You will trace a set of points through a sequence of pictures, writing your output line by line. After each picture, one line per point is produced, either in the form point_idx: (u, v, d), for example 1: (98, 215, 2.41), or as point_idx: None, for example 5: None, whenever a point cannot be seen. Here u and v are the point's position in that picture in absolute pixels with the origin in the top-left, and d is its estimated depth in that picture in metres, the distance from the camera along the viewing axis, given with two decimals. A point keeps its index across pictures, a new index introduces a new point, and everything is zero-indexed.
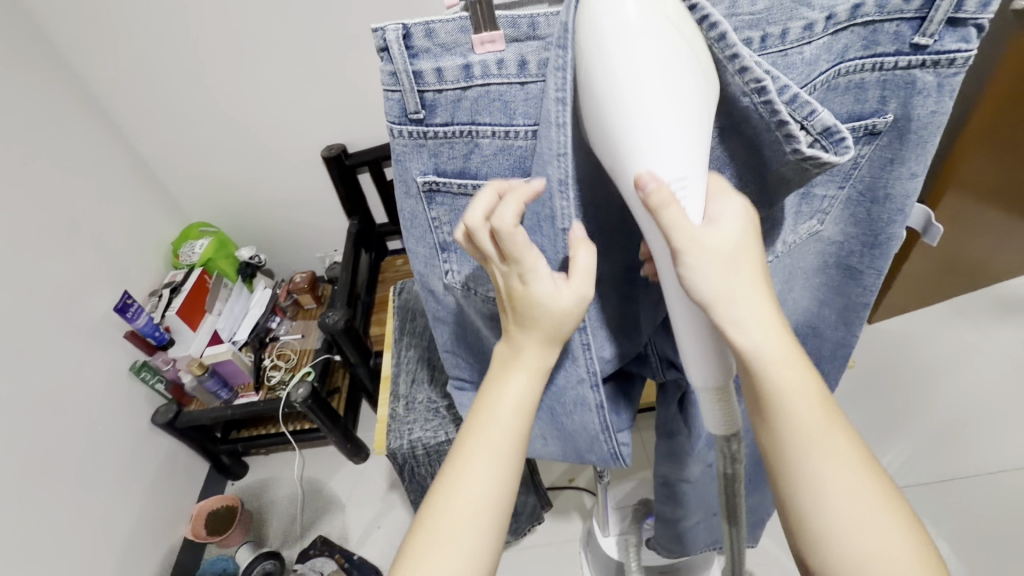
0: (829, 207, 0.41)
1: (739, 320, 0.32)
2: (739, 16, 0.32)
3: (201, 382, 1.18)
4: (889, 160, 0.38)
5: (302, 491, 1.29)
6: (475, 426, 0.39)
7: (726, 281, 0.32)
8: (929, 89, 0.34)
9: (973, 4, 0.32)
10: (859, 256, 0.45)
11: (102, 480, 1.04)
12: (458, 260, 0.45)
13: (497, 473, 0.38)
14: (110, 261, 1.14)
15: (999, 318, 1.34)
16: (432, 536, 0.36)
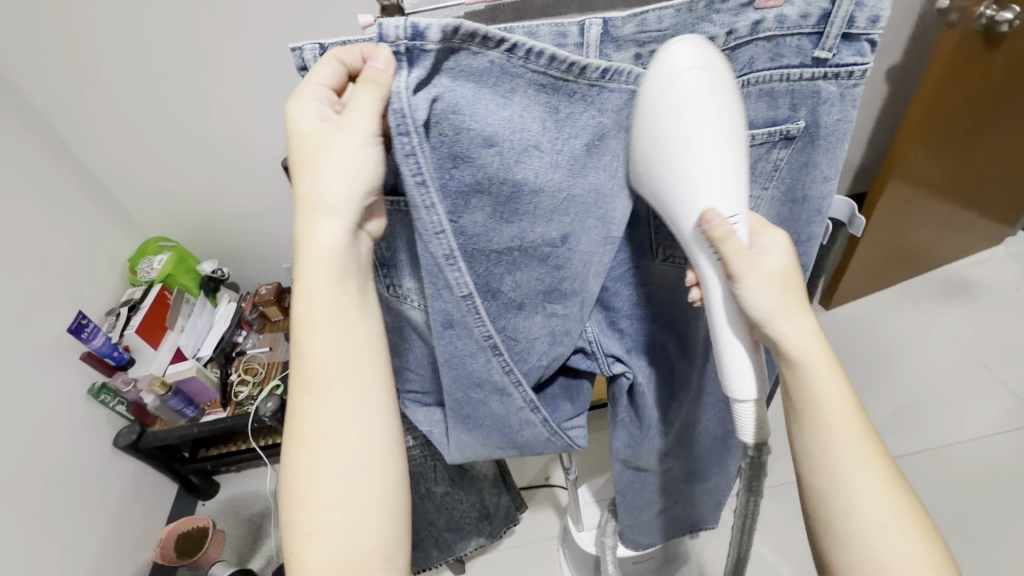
0: (757, 208, 0.43)
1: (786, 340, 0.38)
2: (647, 33, 0.34)
3: (165, 402, 1.15)
4: (804, 163, 0.40)
5: (276, 506, 1.27)
6: (305, 348, 0.40)
7: (773, 303, 0.37)
8: (833, 98, 0.37)
9: (863, 20, 0.34)
10: (785, 254, 0.47)
11: (63, 508, 1.00)
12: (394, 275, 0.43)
13: (334, 402, 0.40)
14: (61, 280, 1.10)
15: (943, 301, 1.42)
16: (305, 474, 0.39)
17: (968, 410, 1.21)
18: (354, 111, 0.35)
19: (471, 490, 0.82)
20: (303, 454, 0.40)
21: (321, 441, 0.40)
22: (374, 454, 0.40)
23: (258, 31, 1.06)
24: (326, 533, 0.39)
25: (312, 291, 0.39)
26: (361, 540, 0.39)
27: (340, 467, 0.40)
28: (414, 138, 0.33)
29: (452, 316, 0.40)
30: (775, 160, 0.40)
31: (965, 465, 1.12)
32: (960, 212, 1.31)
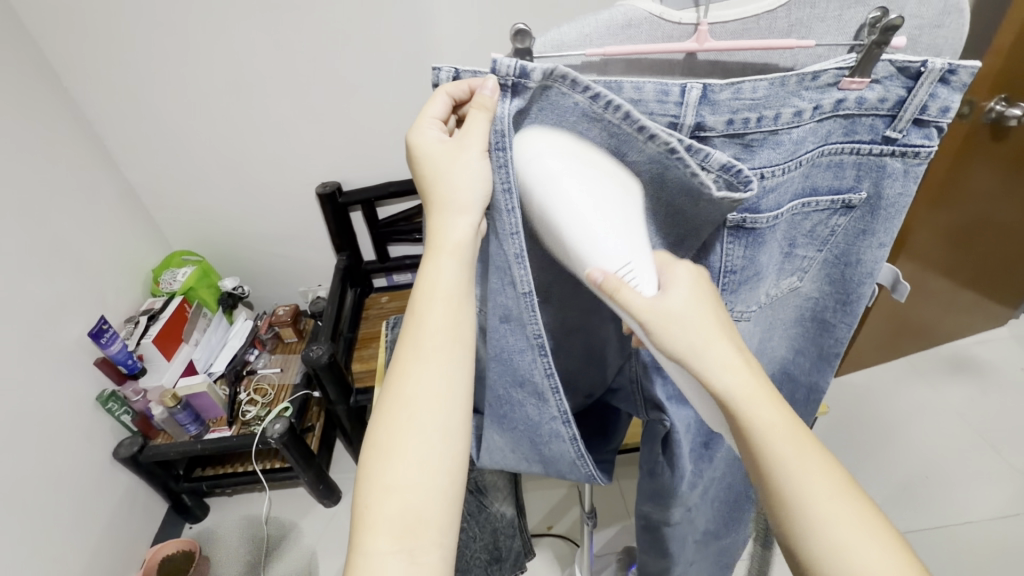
0: (809, 267, 0.46)
1: (707, 367, 0.37)
2: (741, 99, 0.36)
3: (172, 414, 1.13)
4: (861, 230, 0.44)
5: (268, 534, 1.23)
6: (410, 321, 0.41)
7: (689, 336, 0.37)
8: (897, 173, 0.40)
9: (934, 109, 0.38)
10: (832, 312, 0.50)
11: (57, 518, 0.97)
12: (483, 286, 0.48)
13: (439, 378, 0.39)
14: (88, 285, 1.11)
15: (948, 377, 1.44)
16: (389, 435, 0.38)
17: (976, 490, 1.20)
18: (470, 134, 0.39)
19: (486, 530, 0.80)
20: (392, 420, 0.39)
21: (413, 411, 0.39)
22: (454, 428, 0.39)
23: (312, 67, 1.13)
24: (403, 493, 0.37)
25: (432, 274, 0.41)
26: (431, 507, 0.37)
27: (426, 435, 0.38)
28: (506, 154, 0.37)
29: (511, 311, 0.43)
30: (833, 225, 0.44)
31: (976, 545, 1.10)
32: (964, 293, 1.36)
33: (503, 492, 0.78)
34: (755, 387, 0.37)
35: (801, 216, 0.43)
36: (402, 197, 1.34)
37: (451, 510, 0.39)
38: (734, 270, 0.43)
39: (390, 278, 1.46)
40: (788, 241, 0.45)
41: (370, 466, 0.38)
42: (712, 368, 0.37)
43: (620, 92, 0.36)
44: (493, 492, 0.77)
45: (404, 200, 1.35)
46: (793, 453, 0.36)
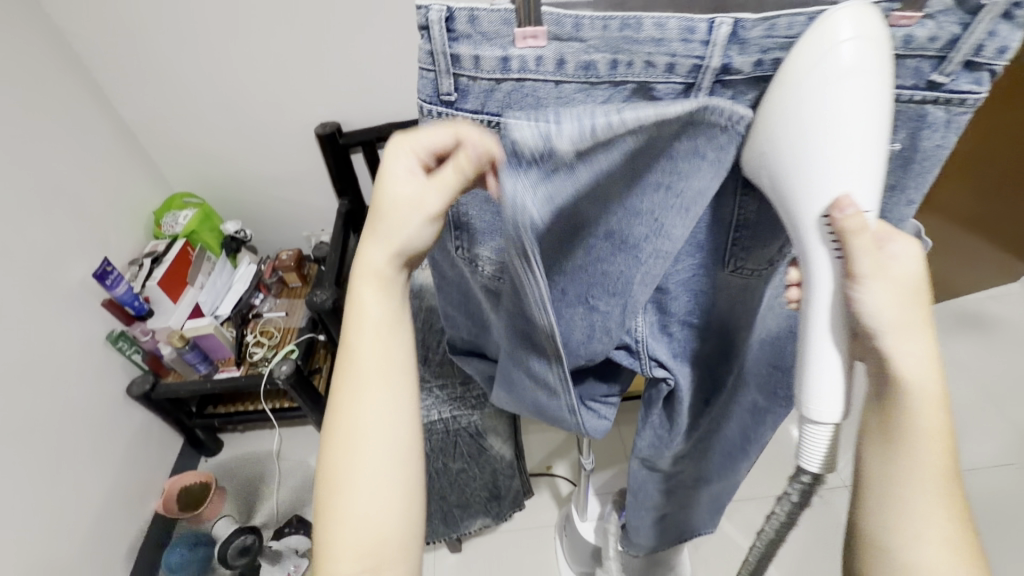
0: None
1: (907, 354, 0.35)
2: (774, 38, 0.33)
3: (181, 355, 1.15)
4: (890, 186, 0.42)
5: (278, 468, 1.29)
6: (352, 349, 0.42)
7: (892, 316, 0.34)
8: (938, 123, 0.37)
9: (990, 50, 0.33)
10: None
11: (77, 450, 1.02)
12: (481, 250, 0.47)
13: (386, 405, 0.40)
14: (89, 226, 1.10)
15: (954, 331, 1.43)
16: (343, 463, 0.39)
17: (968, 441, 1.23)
18: (442, 176, 0.37)
19: (486, 470, 0.83)
20: (342, 448, 0.40)
21: (366, 433, 0.39)
22: (404, 450, 0.41)
23: None
24: (359, 517, 0.38)
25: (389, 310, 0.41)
26: (388, 524, 0.39)
27: (379, 461, 0.39)
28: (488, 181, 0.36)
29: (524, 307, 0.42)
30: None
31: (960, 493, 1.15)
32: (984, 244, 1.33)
33: (503, 436, 0.80)
34: (938, 403, 0.35)
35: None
36: None
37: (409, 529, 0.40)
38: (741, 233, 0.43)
39: None
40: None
41: (330, 497, 0.39)
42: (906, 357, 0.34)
43: (638, 29, 0.33)
44: (492, 436, 0.79)
45: None
46: (934, 479, 0.36)
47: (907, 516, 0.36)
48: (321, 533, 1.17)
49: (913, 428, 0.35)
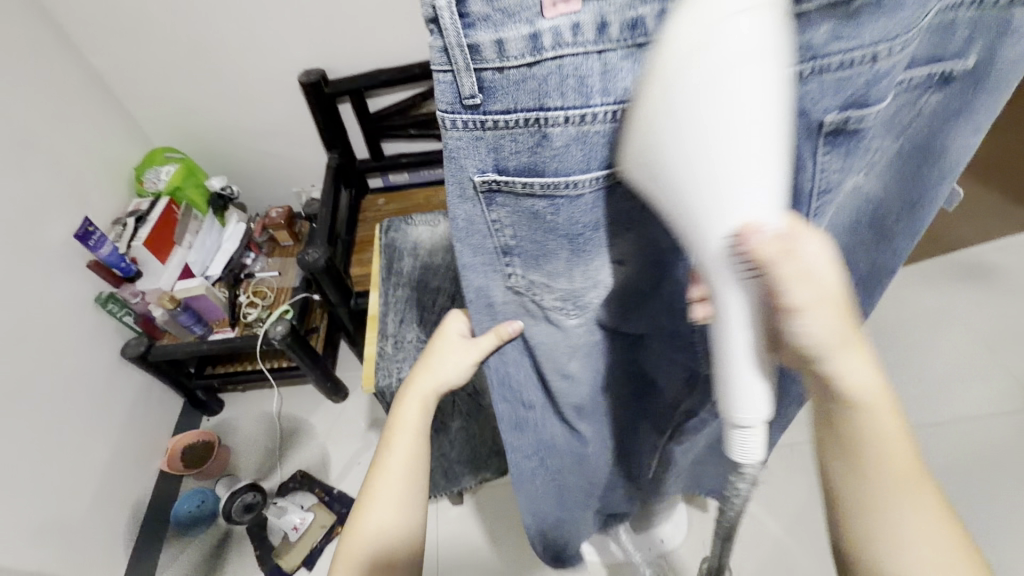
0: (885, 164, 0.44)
1: (843, 367, 0.32)
2: None
3: (174, 317, 1.13)
4: (957, 111, 0.42)
5: (280, 427, 1.30)
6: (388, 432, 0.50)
7: (826, 326, 0.31)
8: (1015, 33, 0.37)
9: None
10: (893, 218, 0.49)
11: (76, 412, 1.02)
12: (522, 266, 0.42)
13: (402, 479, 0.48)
14: (67, 184, 1.05)
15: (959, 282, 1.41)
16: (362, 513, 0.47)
17: (966, 392, 1.24)
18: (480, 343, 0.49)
19: (487, 427, 0.82)
20: (362, 505, 0.47)
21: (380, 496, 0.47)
22: (407, 513, 0.47)
23: None
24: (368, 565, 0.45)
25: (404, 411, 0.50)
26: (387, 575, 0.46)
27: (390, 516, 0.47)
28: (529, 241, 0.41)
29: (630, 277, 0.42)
30: (921, 110, 0.41)
31: (956, 442, 1.16)
32: None
33: None
34: (881, 403, 0.34)
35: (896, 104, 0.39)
36: (394, 86, 1.22)
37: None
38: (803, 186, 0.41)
39: (386, 179, 1.39)
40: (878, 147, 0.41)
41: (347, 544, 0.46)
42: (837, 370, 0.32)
43: None
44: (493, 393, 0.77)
45: (397, 89, 1.23)
46: (891, 481, 0.34)
47: (886, 527, 0.34)
48: (326, 488, 1.20)
49: (851, 430, 0.34)
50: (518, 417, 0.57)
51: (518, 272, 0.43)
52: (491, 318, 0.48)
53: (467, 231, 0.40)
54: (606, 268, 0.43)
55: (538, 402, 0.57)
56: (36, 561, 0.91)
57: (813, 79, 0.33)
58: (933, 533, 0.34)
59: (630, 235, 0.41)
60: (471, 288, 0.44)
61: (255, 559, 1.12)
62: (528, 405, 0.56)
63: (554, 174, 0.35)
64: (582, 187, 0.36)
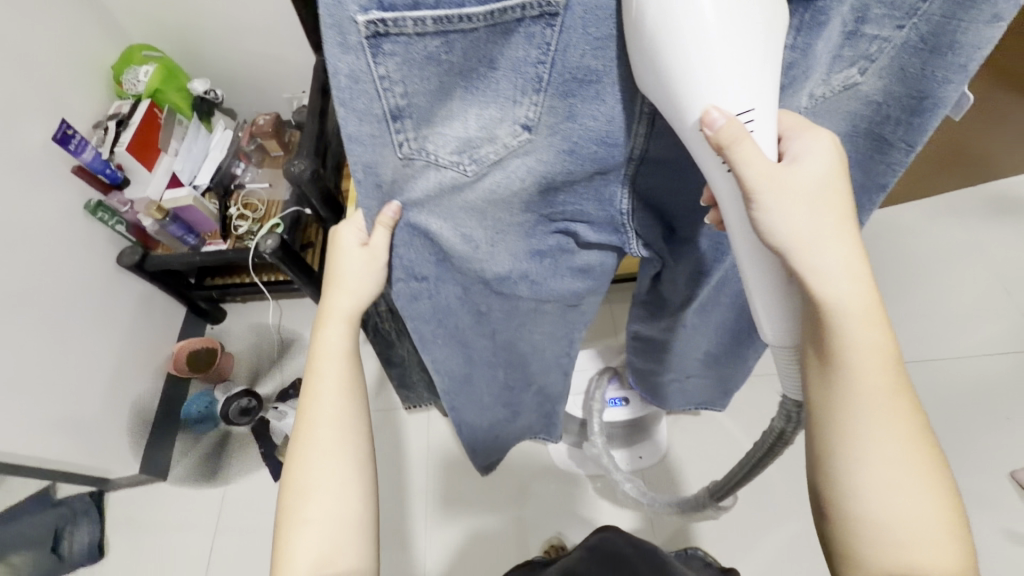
0: (878, 51, 0.40)
1: (820, 268, 0.36)
2: None
3: (164, 227, 1.13)
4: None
5: (280, 338, 1.34)
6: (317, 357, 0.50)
7: (807, 226, 0.36)
8: None
9: None
10: (895, 127, 0.47)
11: (75, 318, 1.05)
12: (415, 129, 0.34)
13: (338, 398, 0.49)
14: (41, 82, 0.99)
15: (986, 218, 1.36)
16: (310, 443, 0.48)
17: (971, 329, 1.23)
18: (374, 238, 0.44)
19: None
20: (310, 423, 0.48)
21: (321, 419, 0.48)
22: (353, 436, 0.49)
23: None
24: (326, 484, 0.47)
25: (326, 338, 0.49)
26: (347, 494, 0.47)
27: (339, 440, 0.48)
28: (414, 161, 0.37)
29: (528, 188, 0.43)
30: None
31: (955, 378, 1.17)
32: None
33: None
34: (864, 307, 0.37)
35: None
36: None
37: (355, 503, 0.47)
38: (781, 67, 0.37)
39: None
40: (855, 14, 0.37)
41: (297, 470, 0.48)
42: (820, 273, 0.36)
43: None
44: None
45: None
46: (889, 393, 0.38)
47: (862, 447, 0.38)
48: None
49: (843, 359, 0.38)
50: (412, 291, 0.51)
51: (409, 136, 0.35)
52: (379, 200, 0.40)
53: (351, 89, 0.31)
54: (509, 125, 0.36)
55: (432, 275, 0.51)
56: (55, 451, 0.98)
57: None
58: (907, 471, 0.37)
59: (559, 104, 0.35)
60: (358, 161, 0.35)
61: (261, 456, 1.21)
62: (420, 277, 0.50)
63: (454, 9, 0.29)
64: (475, 23, 0.30)
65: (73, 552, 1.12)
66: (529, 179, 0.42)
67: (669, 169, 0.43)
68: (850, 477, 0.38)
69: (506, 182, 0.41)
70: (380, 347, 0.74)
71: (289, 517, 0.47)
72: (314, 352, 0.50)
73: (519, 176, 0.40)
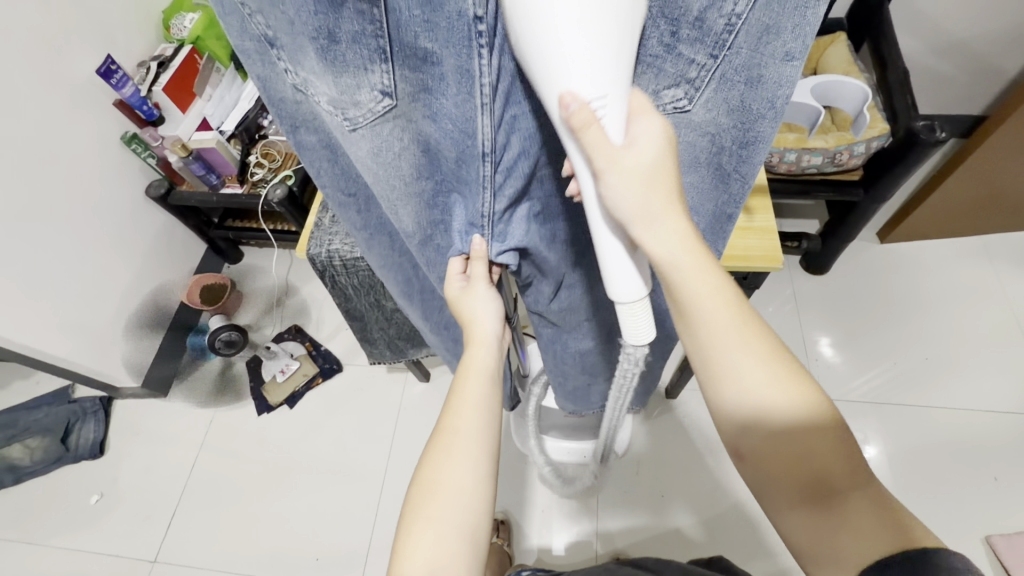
0: (698, 77, 0.38)
1: (654, 235, 0.38)
2: None
3: (186, 164, 1.20)
4: (766, 27, 0.35)
5: (283, 287, 1.43)
6: (453, 405, 0.51)
7: (641, 201, 0.37)
8: None
9: None
10: (728, 154, 0.44)
11: (100, 239, 1.16)
12: (289, 59, 0.36)
13: (480, 419, 0.50)
14: (93, 20, 1.08)
15: (1020, 265, 1.28)
16: (438, 466, 0.47)
17: (979, 380, 1.17)
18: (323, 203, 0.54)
19: None
20: (441, 445, 0.49)
21: (457, 433, 0.49)
22: (479, 450, 0.48)
23: None
24: (447, 514, 0.45)
25: (468, 387, 0.52)
26: (473, 509, 0.46)
27: (464, 463, 0.48)
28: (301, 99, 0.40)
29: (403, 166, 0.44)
30: (729, 14, 0.34)
31: (948, 426, 1.12)
32: None
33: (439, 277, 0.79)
34: (698, 265, 0.40)
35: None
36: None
37: (482, 508, 0.47)
38: None
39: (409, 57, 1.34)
40: (668, 22, 0.35)
41: (418, 500, 0.46)
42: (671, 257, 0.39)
43: None
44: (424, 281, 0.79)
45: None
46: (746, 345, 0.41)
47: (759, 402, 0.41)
48: (315, 343, 1.35)
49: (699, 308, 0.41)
50: (343, 203, 0.53)
51: (288, 66, 0.37)
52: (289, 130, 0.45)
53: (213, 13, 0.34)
54: (368, 92, 0.37)
55: (361, 193, 0.53)
56: (66, 352, 1.11)
57: None
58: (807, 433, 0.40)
59: (412, 76, 0.37)
60: (254, 71, 0.40)
61: (249, 389, 1.31)
62: (350, 193, 0.53)
63: None
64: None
65: (78, 445, 1.26)
66: (404, 146, 0.42)
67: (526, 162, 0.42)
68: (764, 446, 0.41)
69: (382, 146, 0.41)
70: (341, 299, 0.79)
71: (412, 516, 0.46)
72: (455, 393, 0.52)
73: (392, 138, 0.41)
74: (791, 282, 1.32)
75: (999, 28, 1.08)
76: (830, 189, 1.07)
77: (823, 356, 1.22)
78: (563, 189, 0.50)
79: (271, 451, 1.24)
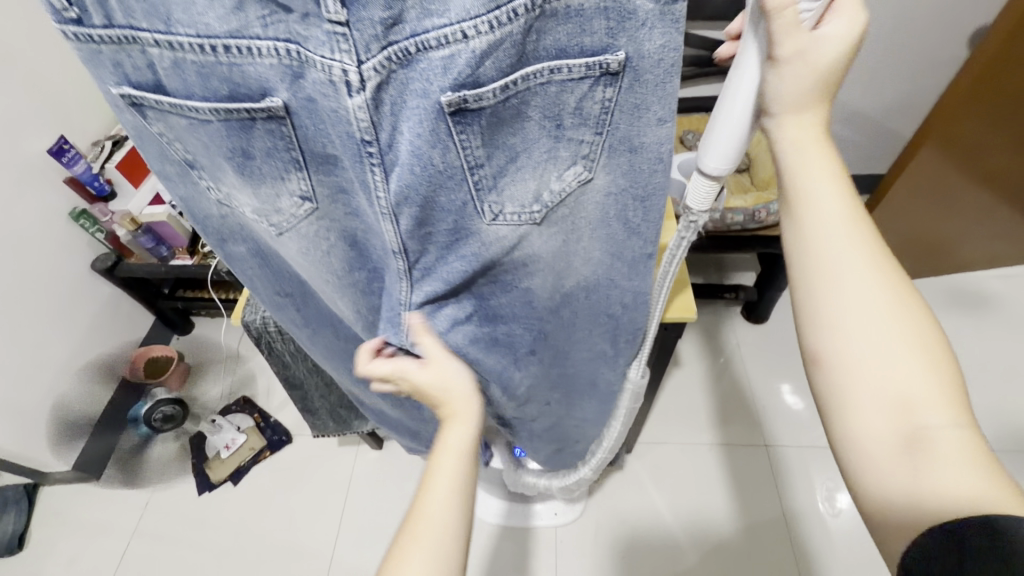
0: (591, 152, 0.44)
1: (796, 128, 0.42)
2: None
3: (136, 238, 1.20)
4: (636, 104, 0.42)
5: (228, 359, 1.40)
6: (429, 482, 0.49)
7: (798, 89, 0.40)
8: (653, 17, 0.37)
9: None
10: (633, 208, 0.50)
11: (37, 315, 1.13)
12: (209, 177, 0.44)
13: (450, 494, 0.48)
14: (48, 103, 1.12)
15: (949, 308, 1.36)
16: (401, 547, 0.45)
17: None
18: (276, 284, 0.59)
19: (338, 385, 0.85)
20: (412, 526, 0.46)
21: (427, 511, 0.47)
22: (443, 528, 0.46)
23: None
24: None
25: (443, 459, 0.51)
26: None
27: (429, 543, 0.45)
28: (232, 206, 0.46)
29: (332, 254, 0.49)
30: (603, 101, 0.41)
31: None
32: (1000, 208, 1.23)
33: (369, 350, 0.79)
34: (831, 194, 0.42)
35: (555, 88, 0.39)
36: None
37: None
38: (481, 165, 0.40)
39: None
40: (549, 120, 0.41)
41: None
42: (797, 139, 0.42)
43: None
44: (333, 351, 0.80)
45: None
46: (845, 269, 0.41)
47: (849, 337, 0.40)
48: (263, 415, 1.30)
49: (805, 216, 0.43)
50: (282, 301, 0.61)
51: (211, 182, 0.44)
52: (218, 234, 0.52)
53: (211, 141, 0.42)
54: (288, 198, 0.43)
55: (296, 292, 0.61)
56: None
57: (421, 55, 0.34)
58: (901, 359, 0.38)
59: (326, 180, 0.43)
60: (178, 193, 0.47)
61: (191, 467, 1.24)
62: (284, 293, 0.61)
63: (190, 97, 0.37)
64: (208, 115, 0.38)
65: None
66: (331, 238, 0.48)
67: (447, 246, 0.45)
68: (833, 394, 0.40)
69: (310, 242, 0.48)
70: (279, 368, 0.79)
71: None
72: (430, 472, 0.51)
73: (318, 238, 0.47)
74: (736, 332, 1.37)
75: (889, 99, 1.22)
76: (756, 242, 1.15)
77: (778, 404, 1.25)
78: (482, 295, 0.53)
79: (211, 534, 1.16)
